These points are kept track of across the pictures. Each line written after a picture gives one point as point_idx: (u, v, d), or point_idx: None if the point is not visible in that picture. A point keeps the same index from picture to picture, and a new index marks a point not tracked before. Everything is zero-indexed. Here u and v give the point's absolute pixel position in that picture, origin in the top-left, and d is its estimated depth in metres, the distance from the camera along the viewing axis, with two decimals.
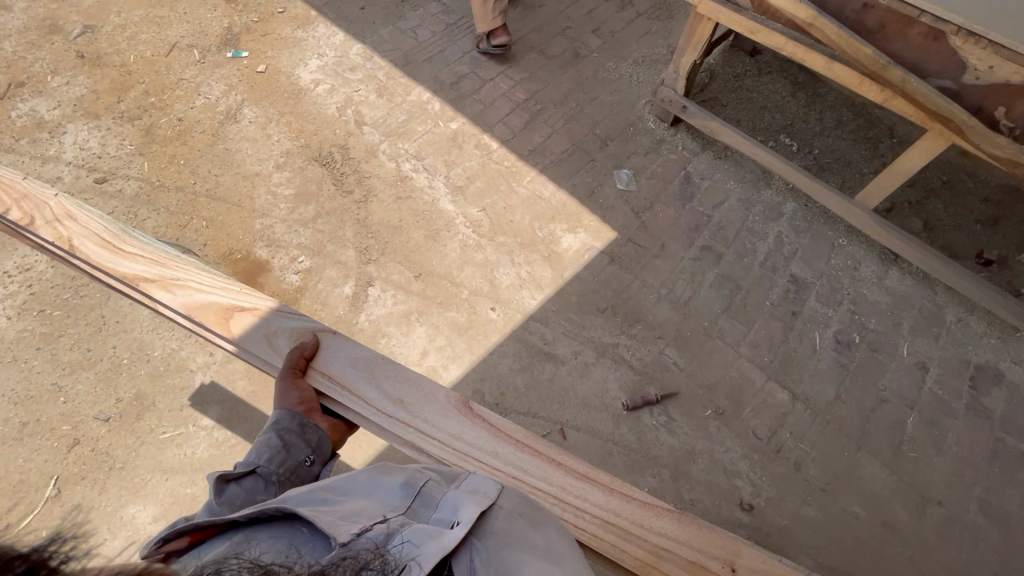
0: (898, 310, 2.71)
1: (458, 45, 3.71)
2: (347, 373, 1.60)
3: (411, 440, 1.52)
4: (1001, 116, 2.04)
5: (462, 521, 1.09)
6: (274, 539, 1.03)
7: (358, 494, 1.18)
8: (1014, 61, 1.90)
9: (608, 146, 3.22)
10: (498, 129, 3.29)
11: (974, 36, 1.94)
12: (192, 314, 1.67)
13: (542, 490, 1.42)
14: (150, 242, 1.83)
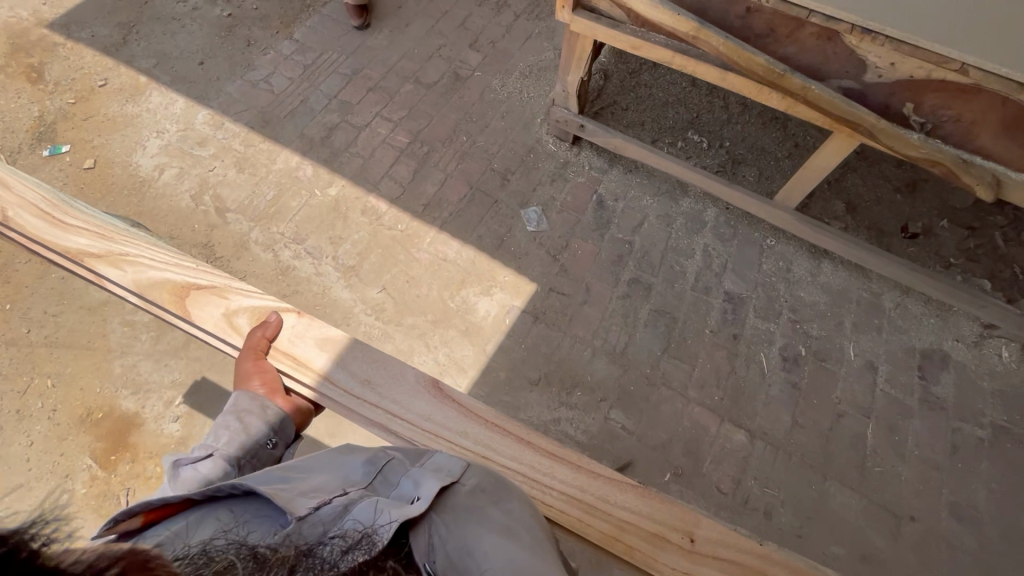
0: (837, 306, 2.58)
1: (321, 89, 3.25)
2: (310, 355, 1.49)
3: (379, 422, 1.44)
4: (911, 112, 1.84)
5: (423, 495, 1.07)
6: (226, 517, 0.96)
7: (317, 474, 1.15)
8: (915, 57, 1.70)
9: (509, 182, 2.91)
10: (384, 184, 2.89)
11: (870, 33, 1.73)
12: (142, 291, 1.55)
13: (509, 469, 1.34)
14: (97, 217, 1.67)
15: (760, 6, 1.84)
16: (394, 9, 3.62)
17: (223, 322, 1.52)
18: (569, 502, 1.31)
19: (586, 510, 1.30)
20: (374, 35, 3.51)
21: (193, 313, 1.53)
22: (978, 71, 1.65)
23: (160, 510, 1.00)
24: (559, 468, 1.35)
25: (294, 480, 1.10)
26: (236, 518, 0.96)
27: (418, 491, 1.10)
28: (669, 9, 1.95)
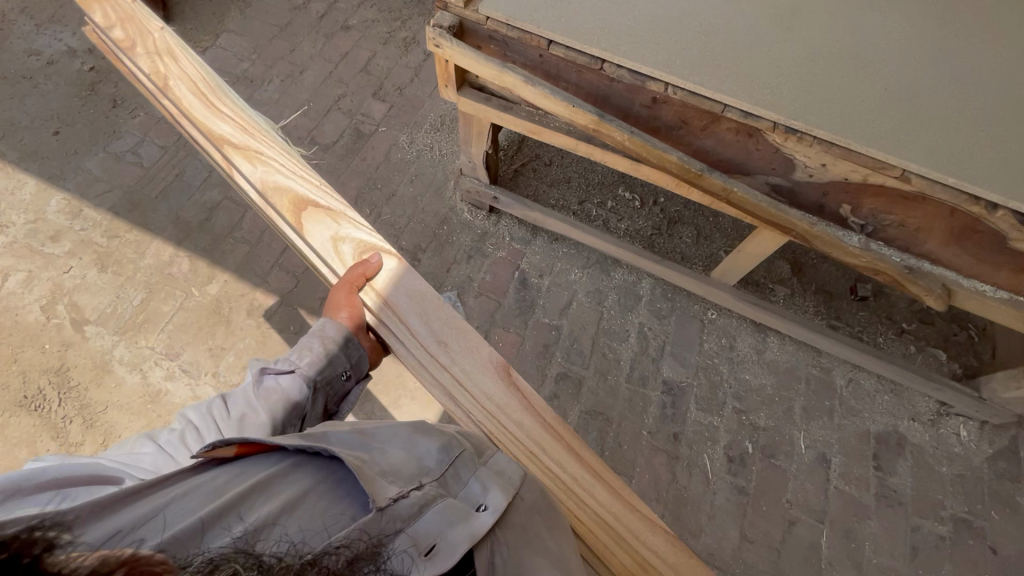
0: (785, 389, 2.34)
1: (200, 158, 2.81)
2: (397, 300, 1.35)
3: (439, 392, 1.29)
4: (848, 213, 1.58)
5: (491, 506, 1.02)
6: (302, 484, 0.91)
7: (390, 442, 1.09)
8: (849, 160, 1.43)
9: (420, 263, 2.56)
10: (275, 275, 2.51)
11: (795, 133, 1.44)
12: (263, 193, 1.45)
13: (550, 475, 1.21)
14: (251, 118, 1.58)
15: (667, 97, 1.53)
16: (286, 54, 3.19)
17: (334, 249, 1.39)
18: (597, 529, 1.16)
19: (616, 541, 1.15)
20: (263, 87, 3.07)
21: (298, 225, 1.42)
22: (921, 179, 1.38)
23: (253, 446, 0.97)
24: (602, 492, 1.20)
25: (373, 449, 1.05)
26: (309, 491, 0.90)
27: (484, 496, 1.05)
28: (560, 98, 1.60)
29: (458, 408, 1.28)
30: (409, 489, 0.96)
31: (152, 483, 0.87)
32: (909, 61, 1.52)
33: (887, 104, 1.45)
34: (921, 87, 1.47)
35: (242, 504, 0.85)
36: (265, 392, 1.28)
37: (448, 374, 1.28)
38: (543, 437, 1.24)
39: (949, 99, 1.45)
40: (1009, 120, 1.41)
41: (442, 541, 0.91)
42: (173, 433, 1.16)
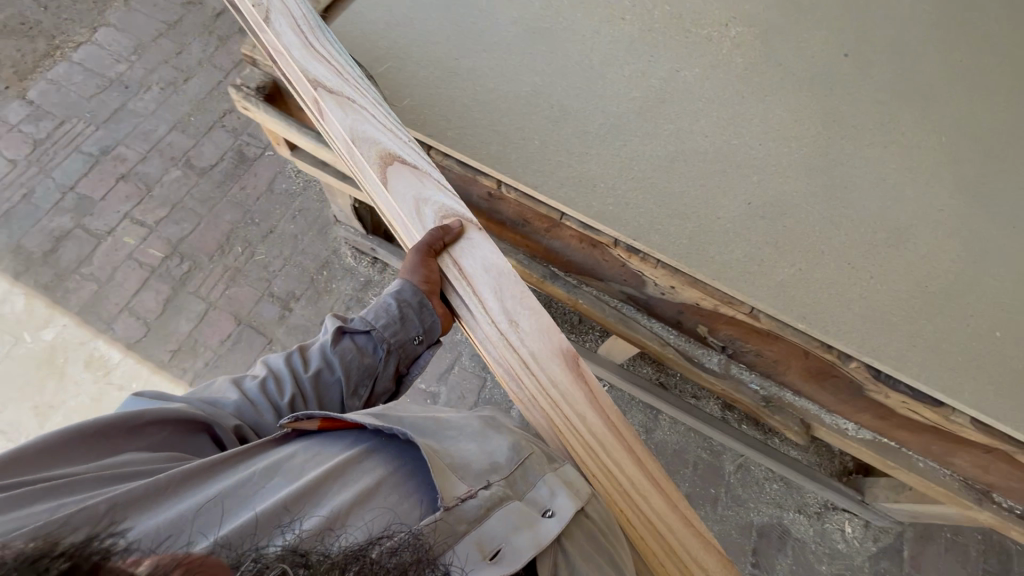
0: (670, 475, 2.20)
1: (54, 177, 2.51)
2: (475, 275, 1.16)
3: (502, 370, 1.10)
4: (706, 333, 1.39)
5: (554, 511, 0.95)
6: (373, 470, 0.92)
7: (466, 433, 1.08)
8: (697, 287, 1.24)
9: (291, 312, 2.33)
10: (122, 321, 2.25)
11: (637, 254, 1.25)
12: (351, 141, 1.23)
13: (604, 473, 1.05)
14: (337, 48, 1.30)
15: (503, 194, 1.32)
16: (171, 58, 2.83)
17: (421, 213, 1.19)
18: (643, 536, 1.01)
19: (664, 555, 1.00)
20: (139, 96, 2.73)
21: (386, 183, 1.21)
22: (771, 318, 1.21)
23: (333, 422, 0.99)
24: (656, 498, 1.04)
25: (443, 442, 1.04)
26: (376, 476, 0.91)
27: (551, 500, 0.97)
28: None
29: (516, 388, 1.09)
30: (480, 485, 0.94)
31: (228, 461, 0.91)
32: (781, 167, 1.35)
33: (748, 220, 1.27)
34: (789, 200, 1.31)
35: (313, 488, 0.86)
36: (344, 344, 1.26)
37: (513, 354, 1.09)
38: (603, 433, 1.07)
39: (816, 218, 1.29)
40: (872, 252, 1.27)
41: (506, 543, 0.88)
42: (263, 373, 1.21)
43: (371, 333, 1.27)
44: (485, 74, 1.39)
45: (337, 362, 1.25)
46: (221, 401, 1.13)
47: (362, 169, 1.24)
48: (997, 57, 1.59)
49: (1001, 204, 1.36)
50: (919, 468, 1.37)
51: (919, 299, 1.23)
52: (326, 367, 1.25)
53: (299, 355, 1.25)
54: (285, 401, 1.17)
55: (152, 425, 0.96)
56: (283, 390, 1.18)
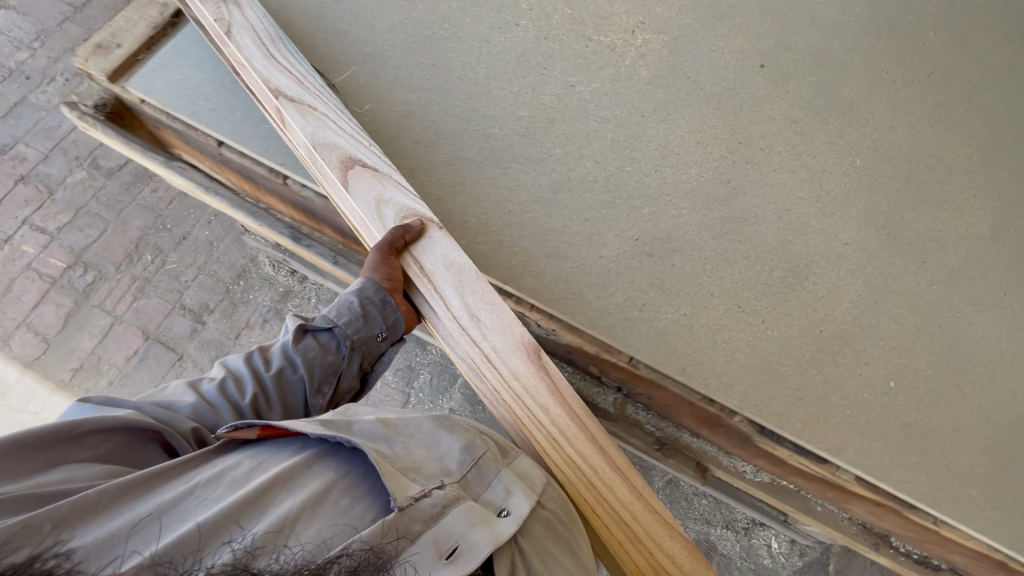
0: None
1: None
2: (431, 263, 1.09)
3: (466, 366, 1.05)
4: (598, 373, 1.30)
5: (512, 510, 0.86)
6: (326, 477, 0.78)
7: (421, 431, 0.92)
8: (577, 334, 1.14)
9: (204, 326, 2.18)
10: (21, 337, 2.14)
11: (510, 298, 1.15)
12: (311, 148, 1.09)
13: (569, 465, 0.99)
14: (300, 57, 1.17)
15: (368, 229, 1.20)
16: (76, 45, 2.60)
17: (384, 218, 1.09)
18: (611, 526, 0.97)
19: (629, 543, 0.96)
20: (43, 89, 2.53)
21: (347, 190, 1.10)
22: (651, 371, 1.12)
23: (275, 430, 0.82)
24: (621, 486, 0.99)
25: (396, 444, 0.87)
26: (329, 484, 0.77)
27: (506, 499, 0.87)
28: (243, 212, 1.32)
29: (482, 383, 1.05)
30: (434, 485, 0.83)
31: (167, 469, 0.75)
32: (677, 197, 1.23)
33: (633, 259, 1.17)
34: (681, 234, 1.20)
35: (258, 501, 0.72)
36: (308, 339, 1.04)
37: (471, 345, 1.04)
38: (567, 425, 1.01)
39: (710, 255, 1.19)
40: (768, 294, 1.17)
41: (466, 543, 0.78)
42: (220, 373, 0.99)
43: (335, 328, 1.06)
44: (355, 92, 1.26)
45: (300, 360, 1.02)
46: (173, 404, 0.92)
47: (321, 176, 1.12)
48: (921, 72, 1.50)
49: (907, 238, 1.28)
50: (814, 511, 1.33)
51: (813, 347, 1.14)
52: (288, 367, 1.02)
53: (258, 352, 1.03)
54: (243, 402, 0.96)
55: (91, 434, 0.77)
56: (242, 392, 0.96)
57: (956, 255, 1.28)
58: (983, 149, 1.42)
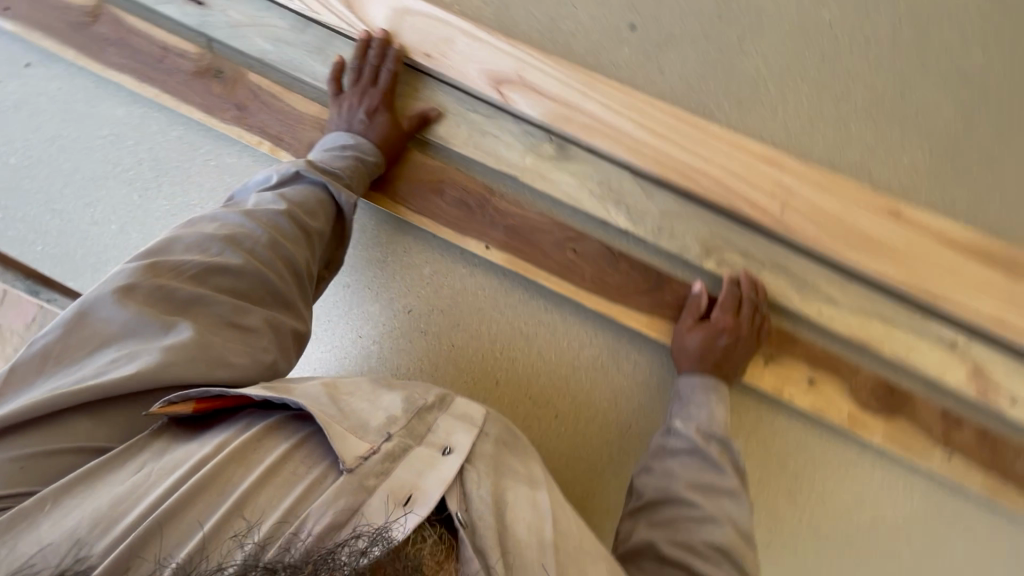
0: None
1: None
2: (441, 36, 0.90)
3: (547, 104, 0.90)
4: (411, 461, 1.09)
5: (457, 447, 0.61)
6: (279, 446, 0.54)
7: (362, 390, 0.64)
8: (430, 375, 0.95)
9: None
10: None
11: (328, 353, 0.96)
12: None
13: (653, 154, 0.90)
14: None
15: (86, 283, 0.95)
16: None
17: (405, 25, 0.90)
18: (706, 200, 0.91)
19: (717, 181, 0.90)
20: None
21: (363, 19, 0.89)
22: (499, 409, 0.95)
23: (220, 401, 0.57)
24: (702, 154, 0.91)
25: None
26: (282, 457, 0.53)
27: (445, 436, 0.62)
28: None
29: (568, 111, 0.90)
30: (381, 437, 0.57)
31: (92, 470, 0.51)
32: (530, 148, 0.91)
33: (401, 336, 0.95)
34: (466, 300, 0.94)
35: (202, 495, 0.49)
36: (339, 196, 0.79)
37: (524, 79, 0.90)
38: (636, 128, 0.91)
39: (500, 328, 0.94)
40: (566, 381, 0.94)
41: (428, 491, 0.53)
42: (258, 232, 0.69)
43: (355, 186, 0.82)
44: (43, 107, 0.92)
45: (327, 217, 0.78)
46: (208, 301, 0.63)
47: (316, 1, 0.89)
48: (890, 21, 0.96)
49: (793, 292, 0.92)
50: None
51: (613, 447, 0.94)
52: (325, 223, 0.78)
53: (289, 207, 0.74)
54: (294, 264, 0.71)
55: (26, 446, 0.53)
56: (294, 252, 0.71)
57: (871, 312, 0.91)
58: (975, 133, 0.94)
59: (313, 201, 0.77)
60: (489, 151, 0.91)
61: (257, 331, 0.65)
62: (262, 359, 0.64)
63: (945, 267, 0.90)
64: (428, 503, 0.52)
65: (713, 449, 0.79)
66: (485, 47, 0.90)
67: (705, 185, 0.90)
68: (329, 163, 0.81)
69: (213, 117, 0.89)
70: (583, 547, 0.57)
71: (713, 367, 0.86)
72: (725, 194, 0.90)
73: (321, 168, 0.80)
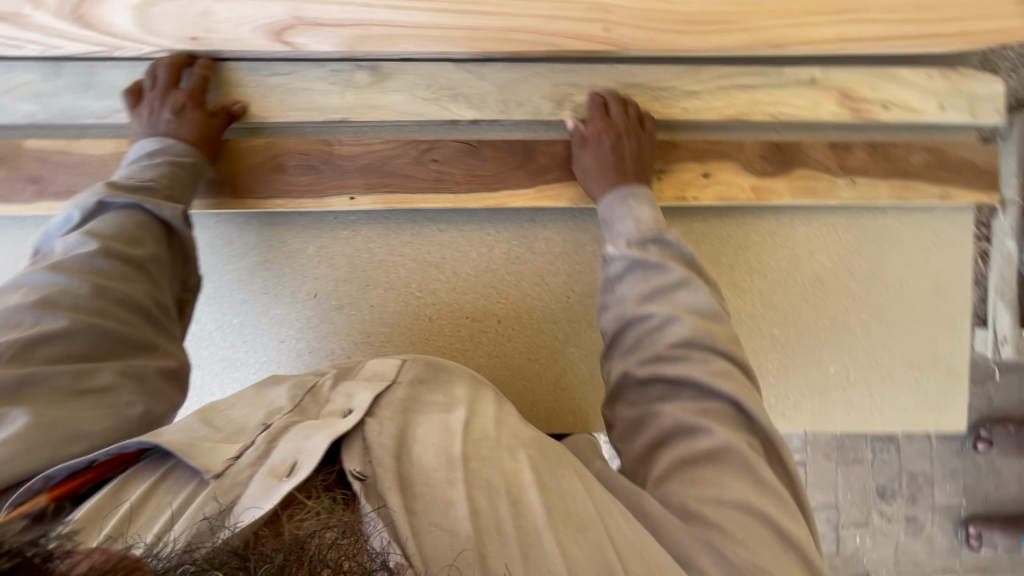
0: None
1: None
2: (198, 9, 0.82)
3: (338, 32, 0.84)
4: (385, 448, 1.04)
5: (357, 407, 0.54)
6: (139, 486, 0.45)
7: (240, 400, 0.59)
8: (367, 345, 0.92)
9: None
10: None
11: (256, 372, 0.91)
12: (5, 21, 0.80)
13: (462, 34, 0.86)
14: None
15: None
16: None
17: (154, 16, 0.81)
18: (529, 55, 0.88)
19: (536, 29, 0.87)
20: None
21: (110, 28, 0.81)
22: (448, 342, 0.93)
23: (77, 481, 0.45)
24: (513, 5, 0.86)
25: None
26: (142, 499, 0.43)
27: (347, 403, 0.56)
28: None
29: (363, 27, 0.84)
30: (257, 431, 0.52)
31: None
32: (345, 84, 0.86)
33: (320, 324, 0.91)
34: (364, 258, 0.91)
35: None
36: (160, 210, 0.68)
37: (304, 16, 0.83)
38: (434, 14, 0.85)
39: (410, 270, 0.92)
40: (492, 287, 0.93)
41: (312, 448, 0.46)
42: (75, 281, 0.59)
43: (179, 193, 0.72)
44: None
45: (156, 236, 0.68)
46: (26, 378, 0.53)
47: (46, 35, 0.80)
48: None
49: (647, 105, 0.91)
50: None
51: (563, 324, 0.94)
52: (160, 244, 0.69)
53: (100, 236, 0.64)
54: (135, 301, 0.62)
55: None
56: (131, 289, 0.62)
57: (726, 89, 0.92)
58: None
59: (133, 222, 0.67)
60: (309, 105, 0.86)
61: (111, 391, 0.55)
62: (129, 416, 0.54)
63: (770, 11, 0.90)
64: (310, 460, 0.45)
65: (654, 248, 0.71)
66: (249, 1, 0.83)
67: (525, 41, 0.87)
68: (135, 176, 0.71)
69: (12, 204, 0.83)
70: (499, 444, 0.51)
71: (621, 176, 0.82)
72: (546, 41, 0.87)
73: (130, 185, 0.69)
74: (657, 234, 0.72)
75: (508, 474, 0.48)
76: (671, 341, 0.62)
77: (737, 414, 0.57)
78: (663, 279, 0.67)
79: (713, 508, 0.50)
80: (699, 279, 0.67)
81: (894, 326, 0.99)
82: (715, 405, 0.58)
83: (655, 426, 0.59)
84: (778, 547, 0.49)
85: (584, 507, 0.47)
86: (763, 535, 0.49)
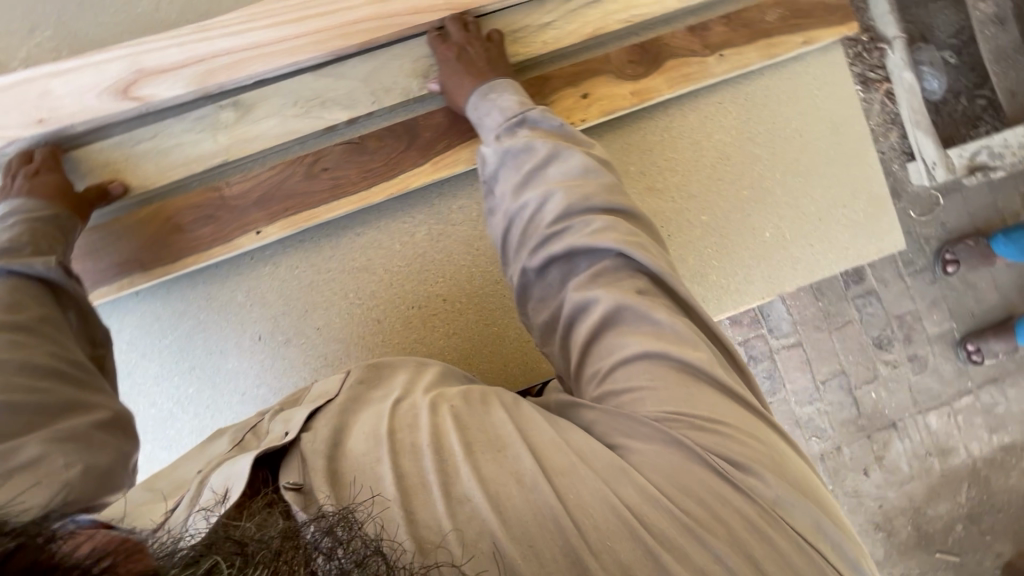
0: None
1: None
2: (40, 90, 0.82)
3: (184, 74, 0.84)
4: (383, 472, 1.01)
5: (291, 427, 0.49)
6: None
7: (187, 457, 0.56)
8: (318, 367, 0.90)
9: None
10: None
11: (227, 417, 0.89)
12: None
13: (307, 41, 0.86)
14: None
15: None
16: None
17: None
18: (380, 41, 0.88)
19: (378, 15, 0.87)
20: None
21: None
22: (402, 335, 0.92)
23: None
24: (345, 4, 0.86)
25: None
26: None
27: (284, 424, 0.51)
28: None
29: (206, 62, 0.84)
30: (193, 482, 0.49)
31: None
32: (212, 127, 0.86)
33: (270, 362, 0.90)
34: (293, 287, 0.91)
35: None
36: (33, 267, 0.67)
37: (145, 68, 0.83)
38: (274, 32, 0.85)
39: (338, 284, 0.91)
40: (424, 269, 0.93)
41: (240, 470, 0.44)
42: None
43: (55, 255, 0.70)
44: None
45: (39, 303, 0.65)
46: None
47: None
48: None
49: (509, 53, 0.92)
50: (699, 534, 0.41)
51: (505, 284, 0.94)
52: (45, 309, 0.65)
53: None
54: (40, 364, 0.57)
55: None
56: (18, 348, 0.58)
57: (577, 15, 0.94)
58: None
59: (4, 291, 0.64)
60: (187, 161, 0.86)
61: (41, 462, 0.49)
62: (70, 479, 0.49)
63: None
64: (243, 480, 0.43)
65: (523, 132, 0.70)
66: (88, 70, 0.83)
67: (369, 27, 0.87)
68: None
69: None
70: (422, 408, 0.49)
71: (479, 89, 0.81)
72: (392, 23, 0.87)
73: None
74: (521, 117, 0.72)
75: (446, 424, 0.47)
76: (549, 218, 0.59)
77: (625, 265, 0.55)
78: (535, 158, 0.65)
79: (622, 374, 0.50)
80: (568, 146, 0.66)
81: (806, 176, 1.02)
82: (604, 265, 0.55)
83: (558, 313, 0.57)
84: (692, 381, 0.48)
85: (504, 429, 0.46)
86: (673, 376, 0.48)
